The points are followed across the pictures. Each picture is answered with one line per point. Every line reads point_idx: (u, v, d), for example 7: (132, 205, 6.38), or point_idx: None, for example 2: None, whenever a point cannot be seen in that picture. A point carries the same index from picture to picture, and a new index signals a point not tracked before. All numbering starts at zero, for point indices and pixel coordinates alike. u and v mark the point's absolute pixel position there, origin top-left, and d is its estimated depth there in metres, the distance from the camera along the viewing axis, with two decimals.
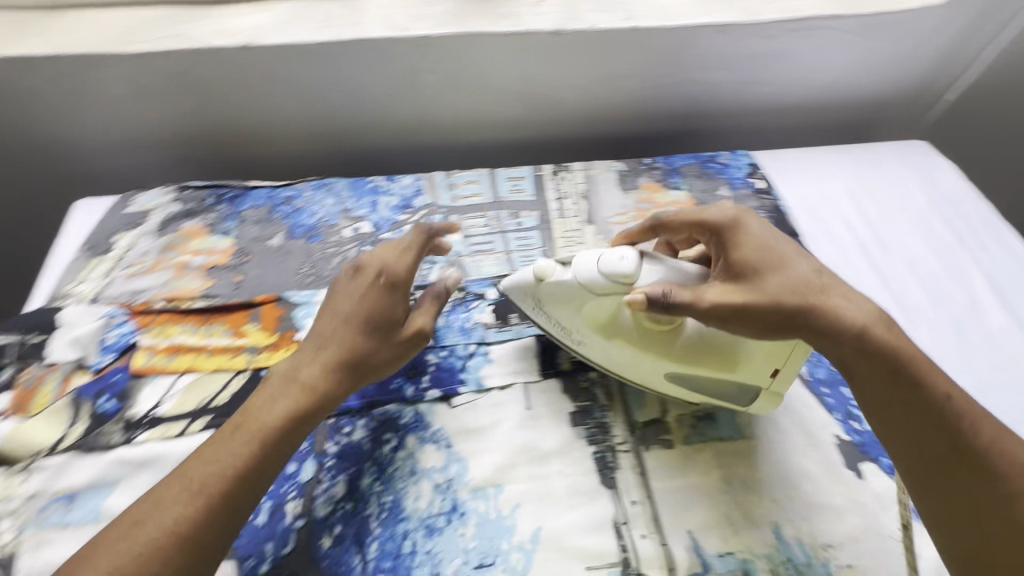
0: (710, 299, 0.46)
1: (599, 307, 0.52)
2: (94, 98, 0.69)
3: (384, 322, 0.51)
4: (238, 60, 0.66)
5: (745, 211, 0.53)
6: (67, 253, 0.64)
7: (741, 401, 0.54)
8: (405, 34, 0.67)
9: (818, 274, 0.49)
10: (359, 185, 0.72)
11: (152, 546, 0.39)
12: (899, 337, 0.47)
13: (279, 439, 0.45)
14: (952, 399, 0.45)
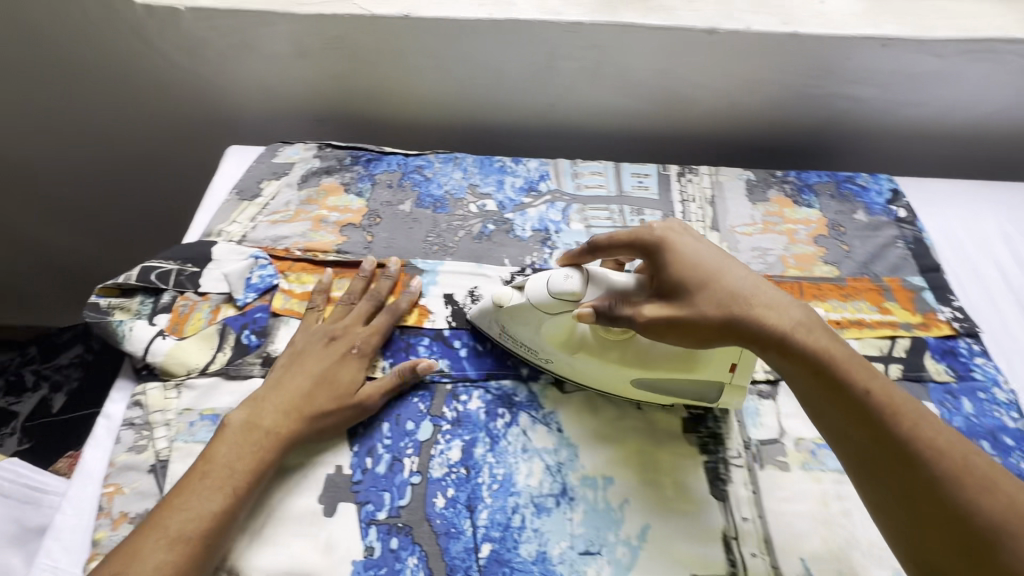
0: (647, 312, 0.48)
1: (558, 325, 0.53)
2: (257, 54, 0.73)
3: (364, 347, 0.56)
4: (393, 29, 0.69)
5: (666, 227, 0.50)
6: (220, 194, 0.69)
7: (710, 396, 0.53)
8: (558, 18, 0.67)
9: (746, 284, 0.47)
10: (486, 163, 0.74)
11: (183, 530, 0.44)
12: (820, 339, 0.45)
13: (271, 436, 0.49)
14: (872, 394, 0.42)
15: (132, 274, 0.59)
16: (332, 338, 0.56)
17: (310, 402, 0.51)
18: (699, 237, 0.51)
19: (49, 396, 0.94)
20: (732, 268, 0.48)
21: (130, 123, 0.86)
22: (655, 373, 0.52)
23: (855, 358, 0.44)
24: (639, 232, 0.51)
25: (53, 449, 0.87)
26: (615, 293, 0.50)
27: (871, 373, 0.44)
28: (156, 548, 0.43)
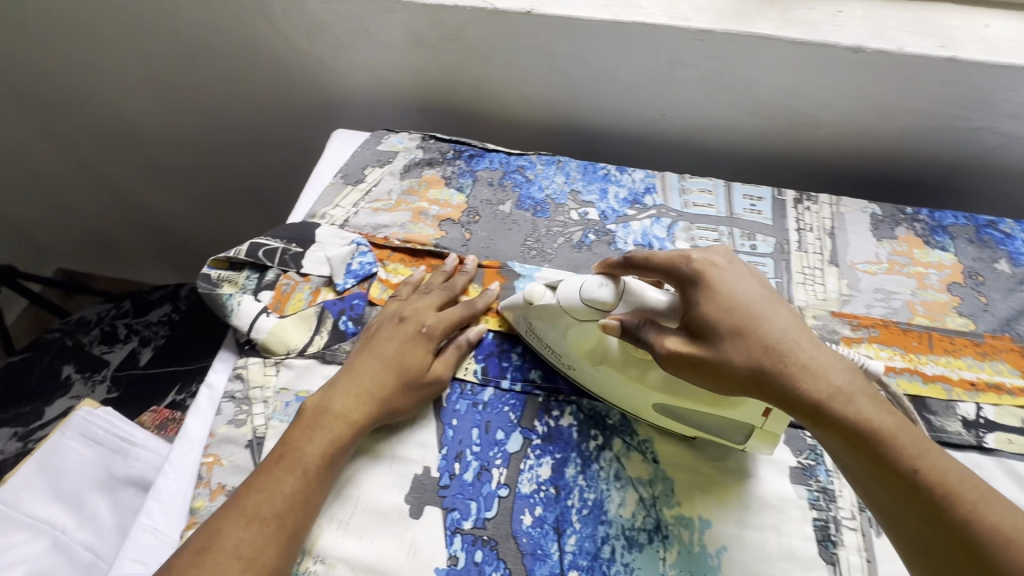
0: (667, 344, 0.45)
1: (586, 332, 0.50)
2: (372, 40, 0.73)
3: (430, 327, 0.54)
4: (512, 24, 0.67)
5: (706, 260, 0.48)
6: (325, 177, 0.70)
7: (736, 438, 0.50)
8: (688, 25, 0.63)
9: (778, 335, 0.45)
10: (590, 170, 0.71)
11: (259, 514, 0.44)
12: (862, 407, 0.42)
13: (342, 419, 0.49)
14: (922, 472, 0.39)
15: (242, 248, 0.60)
16: (398, 321, 0.55)
17: (378, 385, 0.51)
18: (743, 276, 0.48)
19: (138, 349, 1.00)
20: (770, 317, 0.46)
21: (241, 99, 0.89)
22: (679, 403, 0.49)
23: (904, 429, 0.41)
24: (676, 261, 0.48)
25: (138, 403, 0.92)
26: (645, 312, 0.48)
27: (921, 447, 0.40)
28: (237, 528, 0.43)
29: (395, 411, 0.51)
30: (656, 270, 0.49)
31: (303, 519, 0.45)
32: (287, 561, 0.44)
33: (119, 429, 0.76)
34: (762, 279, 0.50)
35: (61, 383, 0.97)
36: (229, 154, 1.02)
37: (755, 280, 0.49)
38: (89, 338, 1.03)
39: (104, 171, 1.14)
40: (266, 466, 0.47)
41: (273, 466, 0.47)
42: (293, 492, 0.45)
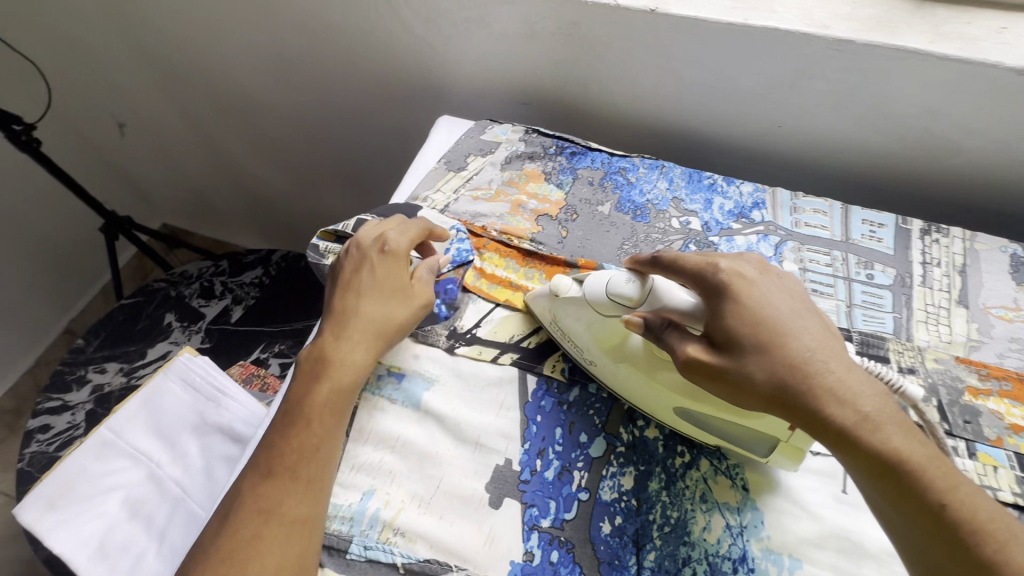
0: (687, 351, 0.43)
1: (608, 326, 0.50)
2: (487, 31, 0.74)
3: (390, 244, 0.54)
4: (633, 22, 0.65)
5: (736, 269, 0.44)
6: (429, 162, 0.72)
7: (758, 450, 0.48)
8: (826, 33, 0.59)
9: (808, 352, 0.41)
10: (695, 178, 0.69)
11: (279, 467, 0.45)
12: (891, 436, 0.38)
13: (339, 365, 0.50)
14: (950, 507, 0.36)
15: (349, 224, 0.62)
16: (359, 253, 0.54)
17: (367, 324, 0.52)
18: (774, 286, 0.44)
19: (230, 307, 1.07)
20: (797, 332, 0.42)
21: (350, 80, 0.92)
22: (703, 409, 0.47)
23: (934, 461, 0.37)
24: (703, 266, 0.45)
25: (228, 354, 1.00)
26: (669, 314, 0.46)
27: (952, 480, 0.37)
28: (259, 483, 0.44)
29: (389, 336, 0.52)
30: (685, 271, 0.46)
31: (323, 464, 0.46)
32: (318, 507, 0.44)
33: (214, 378, 0.82)
34: (799, 291, 0.46)
35: (162, 329, 1.05)
36: (330, 131, 1.07)
37: (788, 291, 0.45)
38: (189, 290, 1.11)
39: (215, 138, 1.22)
40: (274, 429, 0.47)
41: (281, 425, 0.47)
42: (303, 442, 0.46)
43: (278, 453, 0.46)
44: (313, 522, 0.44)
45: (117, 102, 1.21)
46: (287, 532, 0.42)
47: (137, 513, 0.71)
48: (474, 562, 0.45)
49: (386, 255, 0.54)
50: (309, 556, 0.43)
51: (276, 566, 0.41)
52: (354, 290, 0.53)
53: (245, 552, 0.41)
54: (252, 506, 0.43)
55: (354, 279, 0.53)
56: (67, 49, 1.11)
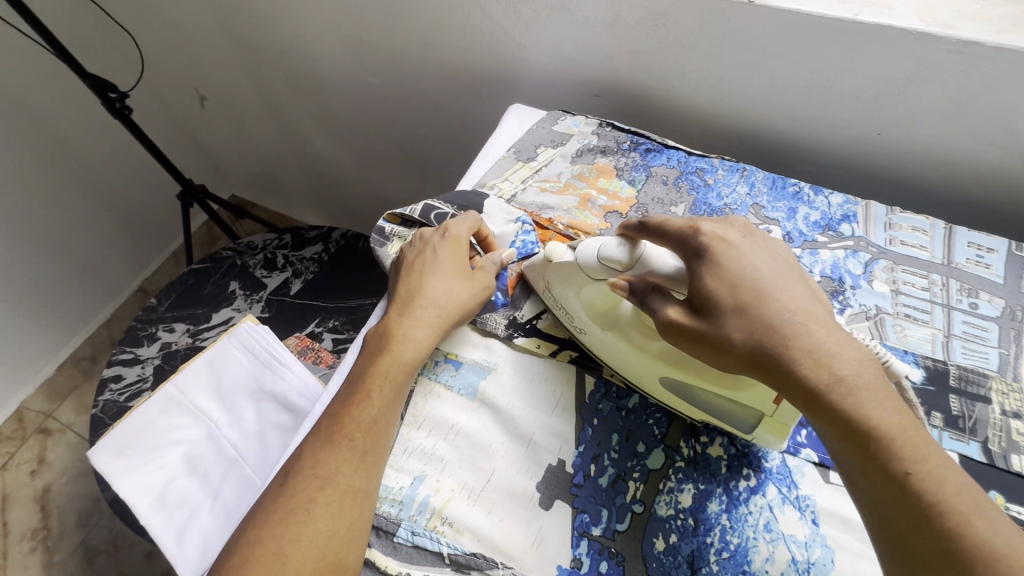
0: (666, 313, 0.42)
1: (599, 291, 0.50)
2: (568, 18, 0.71)
3: (450, 230, 0.55)
4: (728, 14, 0.61)
5: (717, 234, 0.42)
6: (499, 150, 0.71)
7: (742, 427, 0.46)
8: (949, 33, 0.53)
9: (788, 314, 0.39)
10: (778, 185, 0.64)
11: (338, 435, 0.45)
12: (864, 402, 0.36)
13: (400, 342, 0.50)
14: (915, 476, 0.34)
15: (416, 208, 0.61)
16: (422, 240, 0.56)
17: (430, 303, 0.52)
18: (759, 249, 0.42)
19: (290, 280, 1.11)
20: (778, 293, 0.40)
21: (422, 64, 0.92)
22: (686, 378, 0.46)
23: (907, 430, 0.35)
24: (685, 229, 0.44)
25: (285, 325, 1.03)
26: (653, 279, 0.45)
27: (924, 451, 0.35)
28: (318, 450, 0.45)
29: (452, 317, 0.52)
30: (666, 236, 0.45)
31: (378, 437, 0.46)
32: (371, 480, 0.44)
33: (273, 347, 0.83)
34: (787, 256, 0.43)
35: (227, 296, 1.10)
36: (397, 114, 1.07)
37: (773, 254, 0.43)
38: (253, 260, 1.15)
39: (286, 115, 1.26)
40: (335, 401, 0.48)
41: (342, 396, 0.48)
42: (362, 412, 0.47)
43: (337, 422, 0.46)
44: (365, 494, 0.44)
45: (200, 75, 1.26)
46: (339, 500, 0.43)
47: (193, 469, 0.75)
48: (521, 562, 0.44)
49: (451, 240, 0.55)
50: (360, 528, 0.43)
51: (329, 533, 0.41)
52: (420, 272, 0.54)
53: (301, 516, 0.42)
54: (308, 472, 0.44)
55: (420, 262, 0.54)
56: (160, 22, 1.17)
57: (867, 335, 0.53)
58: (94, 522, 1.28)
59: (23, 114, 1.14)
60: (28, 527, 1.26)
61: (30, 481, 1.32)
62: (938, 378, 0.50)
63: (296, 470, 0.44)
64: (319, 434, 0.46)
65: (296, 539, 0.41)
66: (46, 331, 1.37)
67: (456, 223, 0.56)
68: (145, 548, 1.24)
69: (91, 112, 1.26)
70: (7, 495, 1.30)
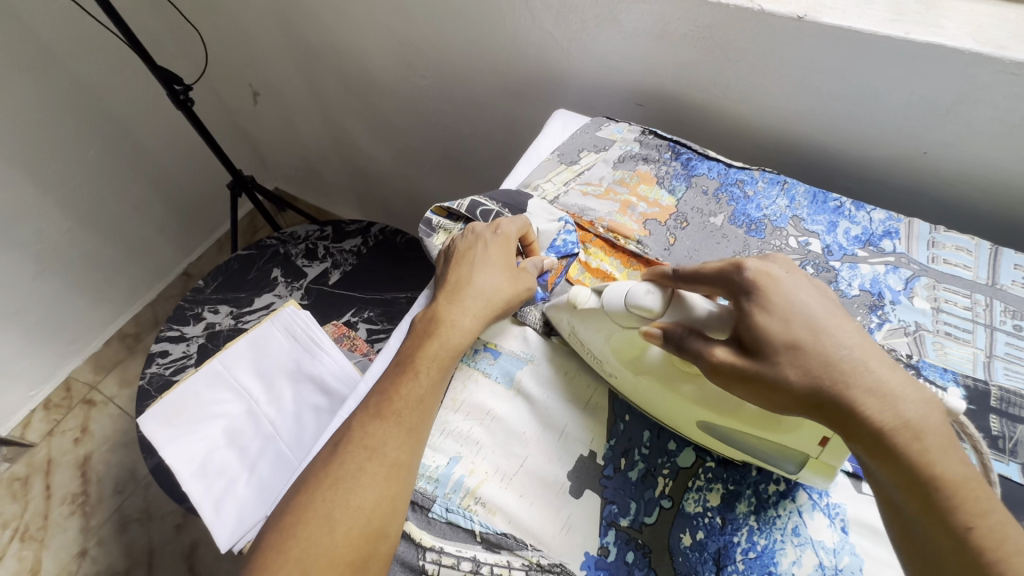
0: (715, 355, 0.42)
1: (625, 338, 0.49)
2: (617, 29, 0.73)
3: (503, 228, 0.58)
4: (776, 29, 0.62)
5: (763, 269, 0.42)
6: (544, 153, 0.73)
7: (788, 467, 0.45)
8: (1003, 54, 0.54)
9: (849, 353, 0.39)
10: (819, 199, 0.65)
11: (385, 411, 0.48)
12: (931, 449, 0.36)
13: (448, 327, 0.53)
14: (977, 532, 0.34)
15: (463, 203, 0.64)
16: (475, 234, 0.58)
17: (478, 294, 0.54)
18: (806, 285, 0.43)
19: (330, 270, 1.15)
20: (835, 330, 0.40)
21: (471, 69, 0.95)
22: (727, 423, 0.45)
23: (971, 481, 0.35)
24: (727, 266, 0.44)
25: (322, 312, 1.08)
26: (688, 322, 0.45)
27: (985, 505, 0.35)
28: (367, 423, 0.47)
29: (496, 309, 0.54)
30: (705, 276, 0.45)
31: (423, 415, 0.49)
32: (414, 455, 0.47)
33: (313, 330, 0.87)
34: (826, 291, 0.44)
35: (270, 282, 1.15)
36: (442, 117, 1.11)
37: (816, 288, 0.43)
38: (296, 250, 1.20)
39: (335, 113, 1.31)
40: (382, 379, 0.51)
41: (390, 376, 0.51)
42: (409, 391, 0.49)
43: (385, 399, 0.49)
44: (409, 467, 0.46)
45: (256, 72, 1.33)
46: (386, 471, 0.45)
47: (234, 443, 0.79)
48: (550, 546, 0.46)
49: (502, 237, 0.57)
50: (402, 499, 0.45)
51: (375, 501, 0.44)
52: (471, 263, 0.56)
53: (350, 482, 0.44)
54: (356, 442, 0.46)
55: (472, 255, 0.57)
56: (223, 20, 1.24)
57: (906, 350, 0.53)
58: (129, 491, 1.34)
59: (93, 101, 1.22)
60: (69, 491, 1.33)
61: (73, 448, 1.39)
62: (978, 397, 0.50)
63: (345, 441, 0.47)
64: (367, 408, 0.48)
65: (345, 504, 0.43)
66: (97, 307, 1.44)
67: (509, 222, 0.59)
68: (175, 519, 1.30)
69: (154, 103, 1.34)
70: (52, 459, 1.37)
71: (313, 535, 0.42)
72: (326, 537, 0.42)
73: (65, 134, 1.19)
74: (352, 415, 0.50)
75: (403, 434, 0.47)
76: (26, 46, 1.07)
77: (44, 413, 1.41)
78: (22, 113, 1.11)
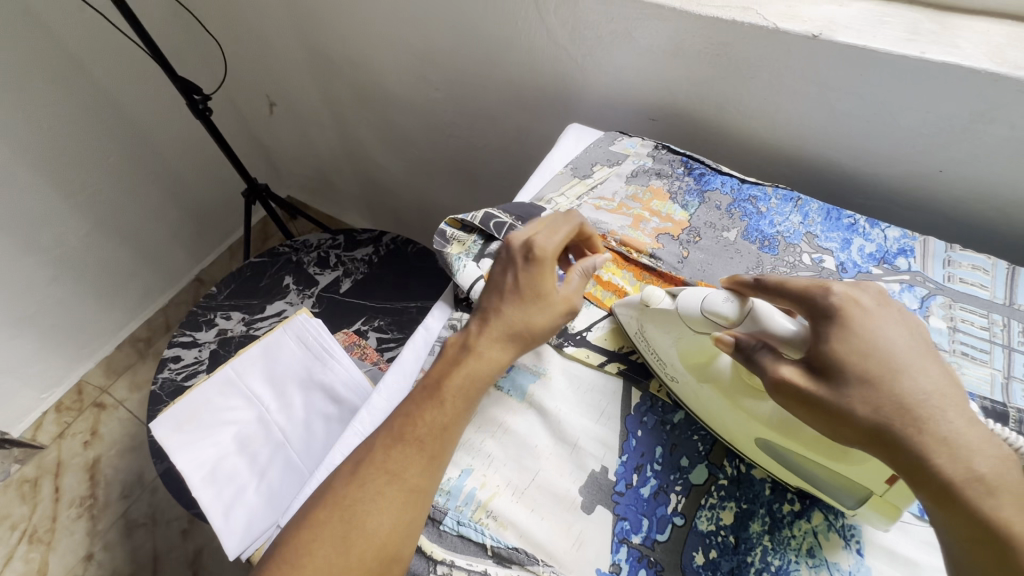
0: (779, 372, 0.41)
1: (697, 342, 0.49)
2: (632, 44, 0.74)
3: (539, 247, 0.53)
4: (790, 46, 0.63)
5: (851, 297, 0.41)
6: (557, 166, 0.74)
7: (845, 501, 0.44)
8: (1020, 74, 0.54)
9: (928, 399, 0.38)
10: (833, 217, 0.65)
11: (409, 435, 0.47)
12: (1005, 506, 0.35)
13: (477, 354, 0.51)
14: None
15: (477, 216, 0.65)
16: (511, 252, 0.54)
17: (508, 322, 0.52)
18: (894, 320, 0.41)
19: (341, 278, 1.16)
20: (916, 372, 0.39)
21: (484, 83, 0.97)
22: (783, 443, 0.45)
23: None
24: (812, 288, 0.44)
25: (334, 320, 1.08)
26: (762, 335, 0.44)
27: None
28: (389, 446, 0.47)
29: (526, 337, 0.53)
30: (788, 295, 0.44)
31: (445, 443, 0.48)
32: (433, 482, 0.46)
33: (324, 339, 0.87)
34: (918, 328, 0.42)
35: (281, 289, 1.16)
36: (455, 130, 1.13)
37: (907, 326, 0.42)
38: (308, 258, 1.21)
39: (349, 124, 1.33)
40: (407, 401, 0.50)
41: (415, 399, 0.50)
42: (434, 419, 0.48)
43: (410, 424, 0.48)
44: (426, 494, 0.46)
45: (272, 82, 1.35)
46: (404, 497, 0.45)
47: (243, 450, 0.80)
48: (562, 563, 0.45)
49: (539, 256, 0.53)
50: (417, 525, 0.45)
51: (391, 526, 0.43)
52: (506, 286, 0.53)
53: (368, 505, 0.44)
54: (377, 464, 0.46)
55: (508, 275, 0.54)
56: (242, 32, 1.26)
57: None
58: (136, 495, 1.34)
59: (114, 109, 1.24)
60: (77, 495, 1.34)
61: (82, 451, 1.40)
62: (997, 419, 0.49)
63: (365, 461, 0.46)
64: (391, 430, 0.48)
65: (362, 526, 0.43)
66: (111, 311, 1.46)
67: (554, 235, 0.54)
68: (181, 525, 1.30)
69: (172, 112, 1.37)
70: (61, 462, 1.38)
71: (328, 554, 0.42)
72: (341, 557, 0.42)
73: (86, 141, 1.22)
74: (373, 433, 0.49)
75: (424, 463, 0.46)
76: (52, 55, 1.09)
77: (55, 415, 1.42)
78: (45, 120, 1.13)
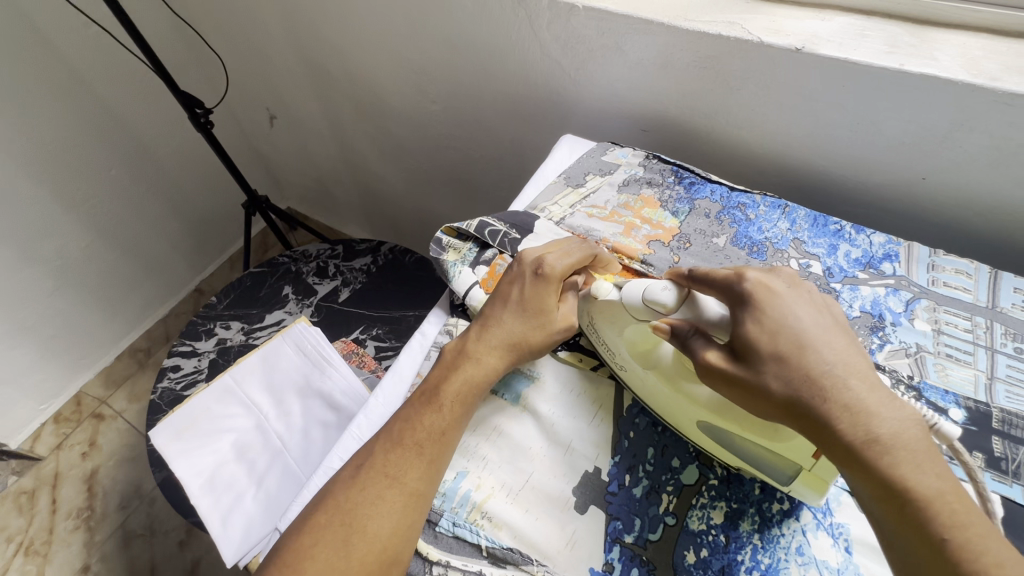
0: (706, 358, 0.43)
1: (641, 331, 0.51)
2: (622, 58, 0.76)
3: (548, 267, 0.55)
4: (774, 60, 0.65)
5: (761, 281, 0.44)
6: (552, 176, 0.76)
7: (780, 478, 0.46)
8: (993, 84, 0.56)
9: (832, 370, 0.40)
10: (820, 223, 0.66)
11: (410, 441, 0.48)
12: (902, 462, 0.37)
13: (474, 363, 0.53)
14: (952, 543, 0.34)
15: (472, 224, 0.66)
16: (522, 267, 0.56)
17: (505, 334, 0.54)
18: (802, 300, 0.43)
19: (340, 288, 1.17)
20: (821, 346, 0.41)
21: (480, 96, 0.99)
22: (727, 426, 0.46)
23: (948, 496, 0.36)
24: (731, 275, 0.45)
25: (332, 329, 1.09)
26: (698, 323, 0.46)
27: (963, 520, 0.35)
28: (388, 449, 0.48)
29: (520, 351, 0.54)
30: (713, 284, 0.46)
31: (444, 447, 0.49)
32: (431, 485, 0.47)
33: (324, 349, 0.87)
34: (828, 307, 0.45)
35: (281, 298, 1.18)
36: (453, 141, 1.14)
37: (816, 306, 0.44)
38: (307, 268, 1.22)
39: (349, 136, 1.35)
40: (407, 408, 0.51)
41: (415, 406, 0.51)
42: (435, 426, 0.49)
43: (411, 430, 0.49)
44: (425, 498, 0.46)
45: (272, 95, 1.37)
46: (404, 500, 0.45)
47: (242, 457, 0.80)
48: (556, 562, 0.46)
49: (551, 274, 0.55)
50: (416, 528, 0.45)
51: (391, 530, 0.44)
52: (512, 298, 0.55)
53: (368, 509, 0.45)
54: (377, 469, 0.47)
55: (516, 288, 0.56)
56: (242, 45, 1.28)
57: (907, 371, 0.53)
58: (134, 507, 1.34)
59: (117, 123, 1.27)
60: (74, 506, 1.33)
61: (80, 462, 1.39)
62: (980, 420, 0.50)
63: (366, 467, 0.47)
64: (391, 436, 0.49)
65: (362, 529, 0.44)
66: (110, 322, 1.47)
67: (573, 255, 0.56)
68: (179, 536, 1.30)
69: (173, 124, 1.39)
70: (59, 473, 1.38)
71: (329, 558, 0.43)
72: (342, 560, 0.43)
73: (89, 155, 1.24)
74: (373, 438, 0.50)
75: (425, 469, 0.47)
76: (56, 71, 1.12)
77: (54, 426, 1.43)
78: (49, 134, 1.16)
